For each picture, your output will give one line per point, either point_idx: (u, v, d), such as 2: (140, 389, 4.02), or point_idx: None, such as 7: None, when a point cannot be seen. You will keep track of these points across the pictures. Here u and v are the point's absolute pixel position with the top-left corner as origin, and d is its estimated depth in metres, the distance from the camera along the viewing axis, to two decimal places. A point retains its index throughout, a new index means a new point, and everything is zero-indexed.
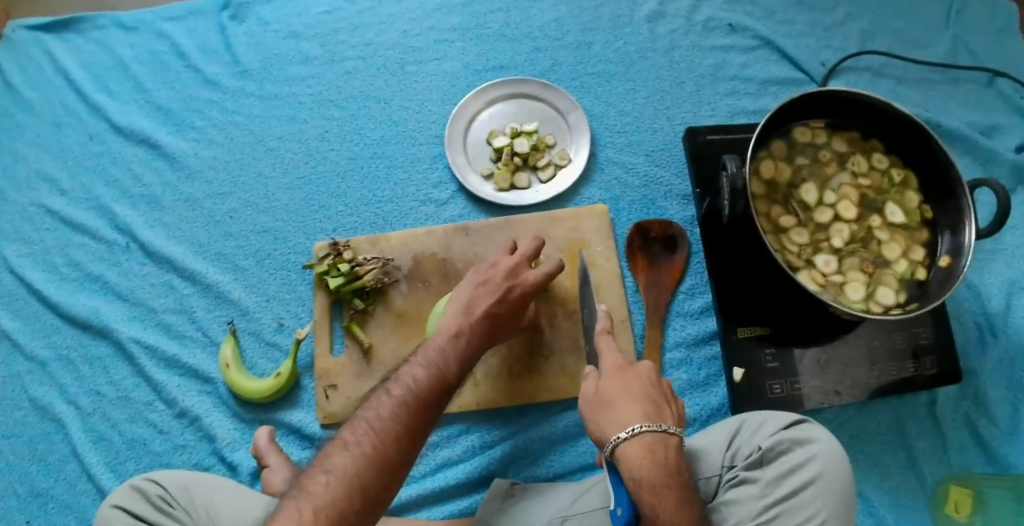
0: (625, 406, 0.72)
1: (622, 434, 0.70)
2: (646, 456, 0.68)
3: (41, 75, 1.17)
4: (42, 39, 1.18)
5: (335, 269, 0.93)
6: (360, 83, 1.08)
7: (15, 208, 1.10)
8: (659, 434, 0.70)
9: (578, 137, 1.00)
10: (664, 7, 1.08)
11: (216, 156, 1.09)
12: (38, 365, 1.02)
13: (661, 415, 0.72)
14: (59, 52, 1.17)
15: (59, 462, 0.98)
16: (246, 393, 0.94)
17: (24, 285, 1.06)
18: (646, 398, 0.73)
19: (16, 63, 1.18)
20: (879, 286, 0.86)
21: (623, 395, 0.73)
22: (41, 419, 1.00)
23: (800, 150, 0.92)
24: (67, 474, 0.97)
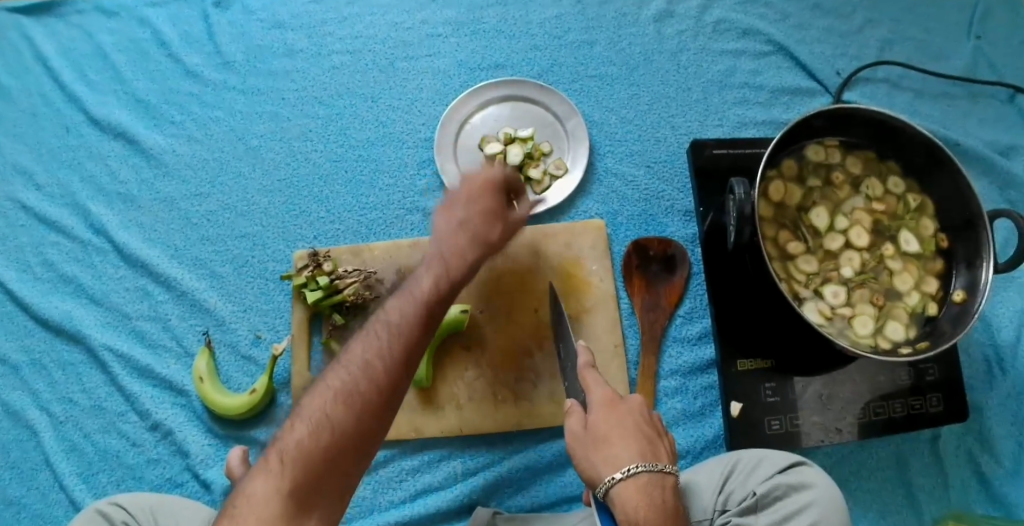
0: (619, 444, 0.65)
1: (617, 474, 0.62)
2: (641, 499, 0.61)
3: (19, 61, 1.10)
4: (22, 23, 1.11)
5: (313, 281, 0.88)
6: (347, 79, 1.01)
7: None
8: (656, 474, 0.63)
9: (575, 145, 0.94)
10: (674, 6, 1.00)
11: (195, 153, 1.02)
12: (10, 368, 0.97)
13: (655, 453, 0.65)
14: (35, 35, 1.10)
15: (31, 471, 0.93)
16: (219, 409, 0.89)
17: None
18: (642, 434, 0.66)
19: None
20: (889, 321, 0.82)
21: (617, 430, 0.66)
22: (13, 425, 0.95)
23: (813, 170, 0.86)
24: (40, 483, 0.93)
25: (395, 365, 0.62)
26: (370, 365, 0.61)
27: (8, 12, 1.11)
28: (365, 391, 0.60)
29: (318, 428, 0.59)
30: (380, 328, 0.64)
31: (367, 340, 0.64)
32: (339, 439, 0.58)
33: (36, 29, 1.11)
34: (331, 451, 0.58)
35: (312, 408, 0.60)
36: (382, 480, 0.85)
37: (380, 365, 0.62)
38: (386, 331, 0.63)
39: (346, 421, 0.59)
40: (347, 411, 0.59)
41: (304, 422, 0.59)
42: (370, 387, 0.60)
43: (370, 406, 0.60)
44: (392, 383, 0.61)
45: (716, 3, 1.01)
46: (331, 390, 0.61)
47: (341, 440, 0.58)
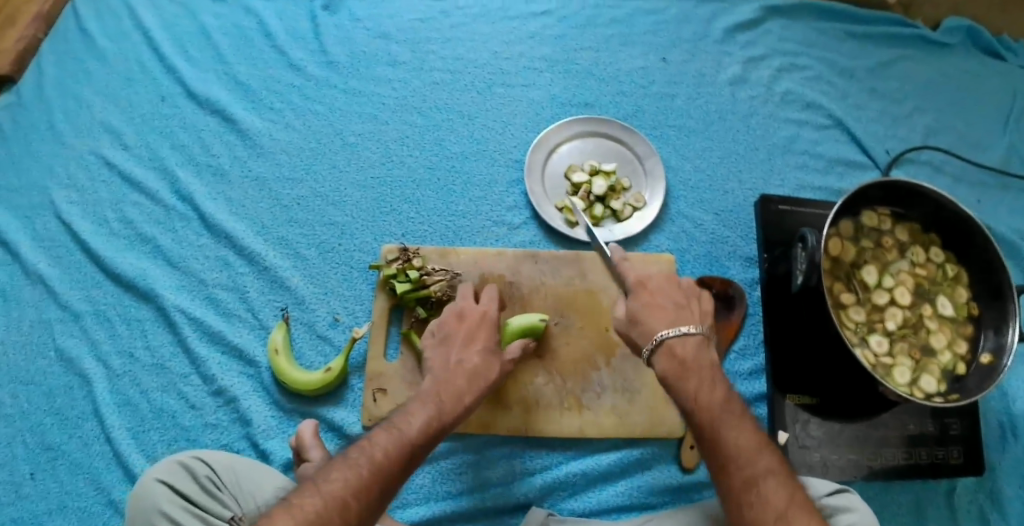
0: (664, 300, 0.78)
1: (677, 329, 0.74)
2: (695, 353, 0.74)
3: (120, 29, 1.19)
4: None
5: (403, 274, 0.94)
6: (446, 95, 1.11)
7: (72, 154, 1.10)
8: (704, 338, 0.76)
9: (653, 183, 1.03)
10: (748, 73, 1.16)
11: (291, 141, 1.09)
12: (71, 315, 1.01)
13: (697, 319, 0.78)
14: (139, 9, 1.20)
15: (76, 420, 0.96)
16: (293, 383, 0.93)
17: (68, 232, 1.05)
18: (683, 307, 0.78)
19: (99, 16, 1.20)
20: (924, 374, 0.89)
21: (667, 289, 0.79)
22: (64, 372, 0.98)
23: (867, 232, 0.95)
24: (83, 433, 0.95)
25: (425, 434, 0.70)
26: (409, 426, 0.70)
27: None
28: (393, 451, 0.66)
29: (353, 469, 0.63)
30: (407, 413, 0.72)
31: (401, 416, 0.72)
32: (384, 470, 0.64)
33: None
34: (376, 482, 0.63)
35: (364, 443, 0.66)
36: (443, 471, 0.90)
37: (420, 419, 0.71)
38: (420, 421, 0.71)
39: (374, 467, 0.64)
40: (389, 455, 0.65)
41: (356, 451, 0.65)
42: (404, 446, 0.67)
43: (404, 451, 0.67)
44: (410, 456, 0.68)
45: (785, 75, 1.16)
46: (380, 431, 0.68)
47: (385, 469, 0.64)
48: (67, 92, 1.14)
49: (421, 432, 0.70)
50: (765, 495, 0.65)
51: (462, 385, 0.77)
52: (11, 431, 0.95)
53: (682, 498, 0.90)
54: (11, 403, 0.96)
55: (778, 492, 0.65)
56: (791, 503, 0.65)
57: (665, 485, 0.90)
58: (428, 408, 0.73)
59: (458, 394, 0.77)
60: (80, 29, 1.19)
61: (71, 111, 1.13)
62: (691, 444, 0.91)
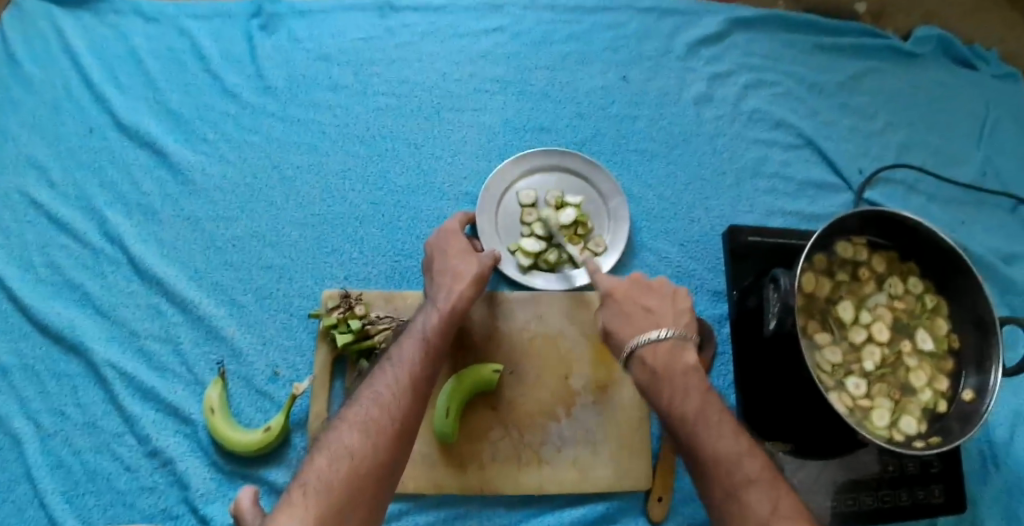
0: (631, 305, 0.75)
1: (647, 337, 0.71)
2: (667, 358, 0.69)
3: (46, 49, 1.09)
4: (52, 11, 1.12)
5: (344, 324, 0.87)
6: (391, 121, 1.04)
7: None
8: (680, 339, 0.71)
9: (615, 226, 0.97)
10: (713, 91, 1.10)
11: (226, 176, 1.01)
12: None
13: (673, 322, 0.73)
14: (67, 29, 1.10)
15: (8, 483, 0.87)
16: (231, 445, 0.85)
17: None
18: (653, 310, 0.74)
19: (21, 33, 1.10)
20: (903, 415, 0.84)
21: (634, 293, 0.76)
22: None
23: (842, 265, 0.89)
24: (16, 498, 0.87)
25: (407, 384, 0.69)
26: (380, 396, 0.67)
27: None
28: (378, 424, 0.65)
29: (338, 458, 0.62)
30: (400, 348, 0.74)
31: (387, 369, 0.71)
32: (361, 467, 0.61)
33: (65, 19, 1.11)
34: (353, 483, 0.60)
35: (330, 445, 0.63)
36: None
37: (391, 388, 0.69)
38: (388, 387, 0.68)
39: (368, 447, 0.63)
40: (367, 450, 0.63)
41: (324, 454, 0.62)
42: (379, 427, 0.65)
43: (387, 442, 0.64)
44: (400, 430, 0.66)
45: (751, 93, 1.11)
46: (348, 424, 0.65)
47: (363, 470, 0.61)
48: None
49: (408, 381, 0.69)
50: (746, 506, 0.58)
51: (433, 322, 0.77)
52: None
53: None
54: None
55: (760, 502, 0.57)
56: (776, 513, 0.57)
57: None
58: (402, 362, 0.72)
59: (426, 329, 0.76)
60: (0, 51, 1.09)
61: None
62: (659, 496, 0.84)
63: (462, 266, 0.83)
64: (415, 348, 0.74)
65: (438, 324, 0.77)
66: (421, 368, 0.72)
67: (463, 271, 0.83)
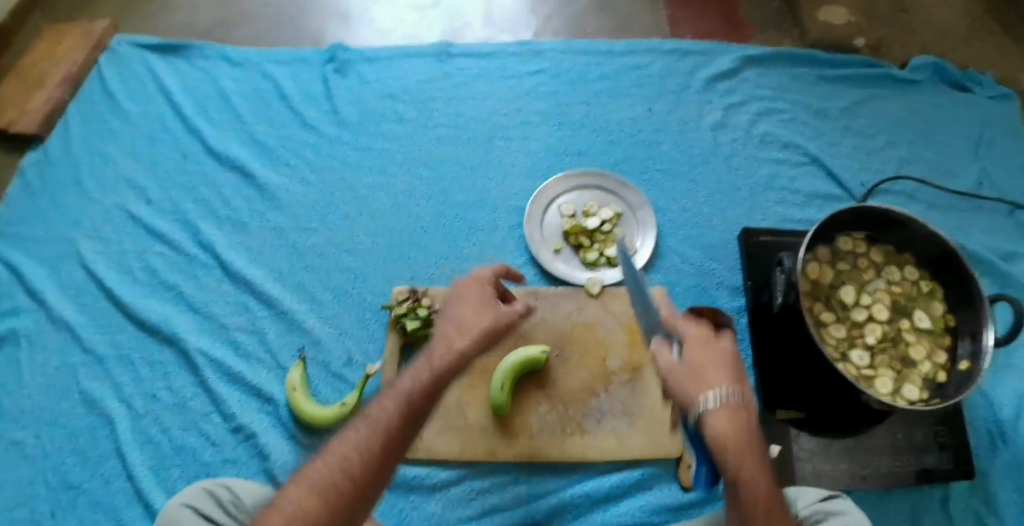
0: (712, 364, 0.68)
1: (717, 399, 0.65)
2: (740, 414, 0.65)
3: (141, 88, 1.30)
4: (147, 57, 1.33)
5: (413, 313, 1.01)
6: (449, 148, 1.21)
7: (99, 208, 1.19)
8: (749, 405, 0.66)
9: (644, 230, 1.11)
10: (727, 119, 1.26)
11: (307, 194, 1.18)
12: (94, 359, 1.08)
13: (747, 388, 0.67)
14: (160, 71, 1.31)
15: (97, 460, 1.01)
16: (308, 418, 0.99)
17: (95, 282, 1.13)
18: (732, 371, 0.67)
19: (121, 77, 1.31)
20: (905, 383, 0.95)
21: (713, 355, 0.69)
22: (86, 413, 1.04)
23: (843, 255, 1.02)
24: (106, 471, 1.00)
25: (373, 444, 0.66)
26: (365, 444, 0.66)
27: (137, 47, 1.35)
28: (333, 491, 0.63)
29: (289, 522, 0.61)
30: (379, 403, 0.70)
31: (356, 426, 0.68)
32: None
33: (158, 62, 1.33)
34: (328, 522, 0.62)
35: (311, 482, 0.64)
36: (454, 497, 0.95)
37: (353, 446, 0.66)
38: (352, 446, 0.66)
39: (318, 512, 0.62)
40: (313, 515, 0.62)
41: (303, 489, 0.64)
42: (356, 469, 0.65)
43: (340, 509, 0.63)
44: (353, 496, 0.64)
45: (762, 119, 1.27)
46: (304, 482, 0.64)
47: None
48: (92, 148, 1.24)
49: (374, 444, 0.66)
50: None
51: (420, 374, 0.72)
52: (35, 470, 1.00)
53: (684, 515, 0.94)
54: (37, 442, 1.02)
55: None
56: None
57: (665, 503, 0.93)
58: (370, 420, 0.68)
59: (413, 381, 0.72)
60: (99, 89, 1.30)
61: (95, 167, 1.22)
62: (689, 463, 0.95)
63: (468, 317, 0.80)
64: (393, 404, 0.69)
65: (424, 378, 0.72)
66: (395, 429, 0.68)
67: (468, 322, 0.80)
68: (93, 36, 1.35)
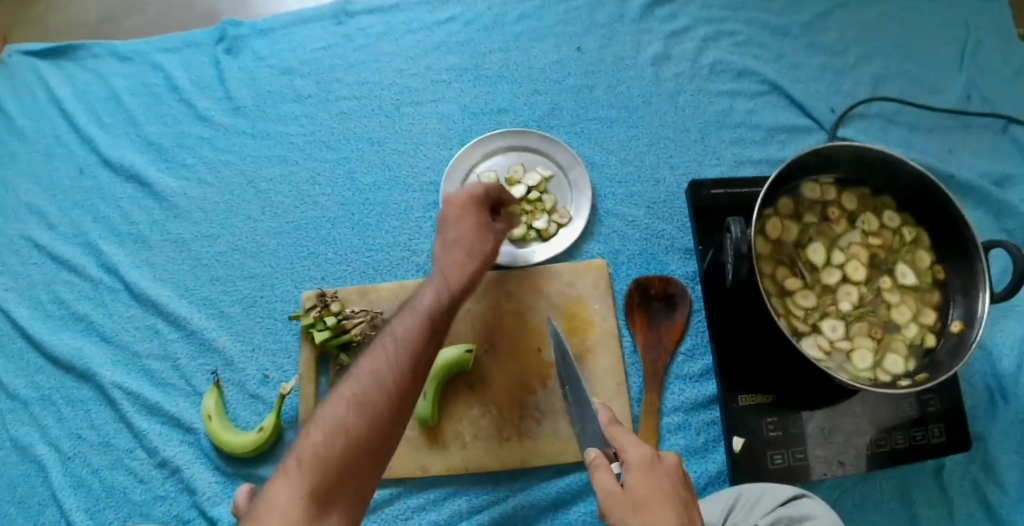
0: (658, 506, 0.59)
1: None
2: (664, 475, 0.62)
3: (36, 103, 1.16)
4: (38, 65, 1.18)
5: (321, 322, 0.90)
6: (354, 123, 1.07)
7: (2, 241, 1.08)
8: None
9: (578, 196, 0.98)
10: (670, 50, 1.10)
11: (206, 196, 1.06)
12: (21, 403, 0.99)
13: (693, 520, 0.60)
14: (53, 79, 1.17)
15: (39, 506, 0.93)
16: (230, 448, 0.89)
17: (10, 321, 1.03)
18: (677, 503, 0.60)
19: (13, 89, 1.17)
20: (887, 353, 0.81)
21: (658, 494, 0.60)
22: (21, 460, 0.96)
23: (809, 207, 0.88)
24: (48, 519, 0.93)
25: (349, 431, 0.65)
26: (377, 384, 0.68)
27: (24, 53, 1.19)
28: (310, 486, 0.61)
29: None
30: (344, 392, 0.68)
31: (327, 416, 0.66)
32: None
33: (49, 68, 1.18)
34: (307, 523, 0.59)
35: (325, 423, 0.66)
36: (387, 518, 0.84)
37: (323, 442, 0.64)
38: (324, 439, 0.64)
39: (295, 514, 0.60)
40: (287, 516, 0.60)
41: (319, 428, 0.65)
42: (360, 403, 0.66)
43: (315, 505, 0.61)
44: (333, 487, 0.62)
45: (712, 46, 1.11)
46: (280, 483, 0.62)
47: None
48: None
49: (348, 433, 0.65)
50: None
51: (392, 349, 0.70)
52: None
53: None
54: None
55: None
56: None
57: None
58: (336, 415, 0.66)
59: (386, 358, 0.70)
60: None
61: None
62: None
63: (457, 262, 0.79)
64: (362, 384, 0.68)
65: (399, 352, 0.70)
66: (372, 410, 0.66)
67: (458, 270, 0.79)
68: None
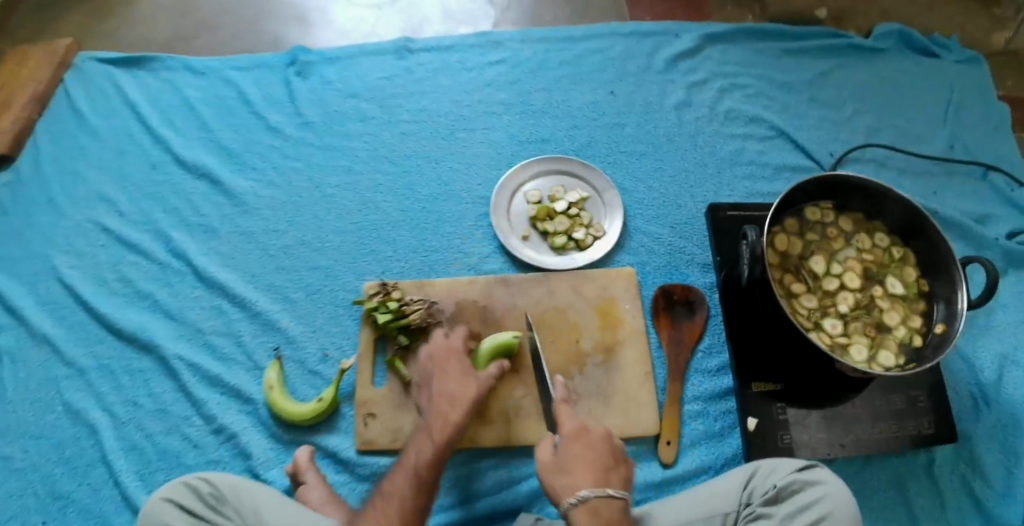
0: (578, 471, 0.76)
1: (573, 500, 0.73)
2: (597, 446, 0.79)
3: (109, 104, 1.29)
4: (111, 72, 1.32)
5: (383, 306, 1.01)
6: (413, 143, 1.21)
7: (71, 223, 1.18)
8: (605, 498, 0.73)
9: (610, 213, 1.13)
10: (691, 98, 1.26)
11: (274, 197, 1.18)
12: (76, 371, 1.07)
13: (617, 481, 0.76)
14: (126, 85, 1.31)
15: (85, 468, 1.01)
16: (291, 416, 0.98)
17: (73, 295, 1.13)
18: (598, 467, 0.76)
19: (85, 89, 1.31)
20: (881, 349, 0.93)
21: (580, 461, 0.77)
22: (73, 424, 1.03)
23: (811, 226, 1.01)
24: (92, 479, 1.00)
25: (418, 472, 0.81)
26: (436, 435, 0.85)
27: (100, 62, 1.34)
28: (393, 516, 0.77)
29: None
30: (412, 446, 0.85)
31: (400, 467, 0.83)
32: None
33: (123, 76, 1.32)
34: None
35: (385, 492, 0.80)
36: None
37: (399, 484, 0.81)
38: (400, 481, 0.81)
39: None
40: None
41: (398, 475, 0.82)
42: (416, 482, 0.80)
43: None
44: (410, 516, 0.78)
45: (726, 96, 1.27)
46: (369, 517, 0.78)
47: None
48: (65, 166, 1.23)
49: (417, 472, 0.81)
50: None
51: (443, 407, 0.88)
52: (22, 483, 1.00)
53: (665, 491, 0.93)
54: (21, 457, 1.01)
55: None
56: None
57: (645, 481, 0.93)
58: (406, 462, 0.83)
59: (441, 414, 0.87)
60: (67, 106, 1.29)
61: (67, 183, 1.22)
62: (667, 440, 0.95)
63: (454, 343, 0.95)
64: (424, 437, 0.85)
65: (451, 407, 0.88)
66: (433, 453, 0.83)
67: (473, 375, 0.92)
68: (55, 53, 1.34)
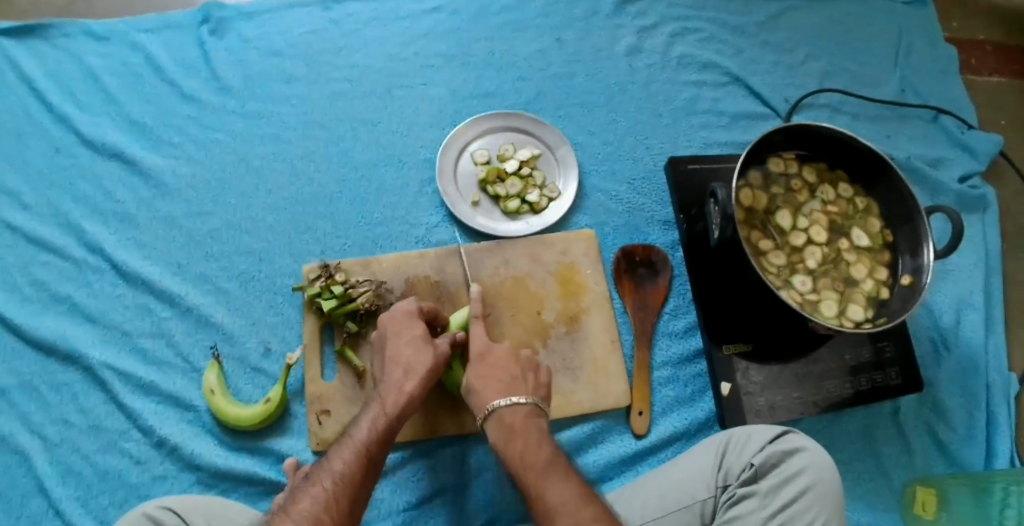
0: (485, 387, 0.78)
1: (491, 406, 0.76)
2: (524, 420, 0.75)
3: (3, 84, 1.11)
4: (3, 46, 1.14)
5: (327, 291, 0.92)
6: (346, 105, 1.11)
7: None
8: (512, 408, 0.75)
9: (566, 171, 1.07)
10: (641, 43, 1.19)
11: (197, 174, 1.06)
12: None
13: (530, 389, 0.78)
14: (20, 59, 1.13)
15: (20, 498, 0.88)
16: (237, 421, 0.89)
17: None
18: (513, 377, 0.78)
19: None
20: (849, 303, 0.91)
21: (488, 376, 0.79)
22: None
23: (776, 179, 0.97)
24: (32, 510, 0.87)
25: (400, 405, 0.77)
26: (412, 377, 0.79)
27: None
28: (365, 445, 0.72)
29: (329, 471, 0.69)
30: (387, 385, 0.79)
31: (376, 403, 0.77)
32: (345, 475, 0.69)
33: (17, 50, 1.14)
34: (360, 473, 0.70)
35: (322, 465, 0.71)
36: (399, 481, 0.89)
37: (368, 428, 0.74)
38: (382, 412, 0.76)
39: (354, 464, 0.70)
40: (348, 467, 0.70)
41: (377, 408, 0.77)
42: (356, 455, 0.71)
43: (363, 460, 0.71)
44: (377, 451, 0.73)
45: (678, 41, 1.21)
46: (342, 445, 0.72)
47: (343, 482, 0.68)
48: None
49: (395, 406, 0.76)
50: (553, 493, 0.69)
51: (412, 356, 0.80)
52: None
53: (641, 463, 0.91)
54: None
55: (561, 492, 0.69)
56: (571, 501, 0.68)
57: (619, 456, 0.90)
58: (382, 409, 0.76)
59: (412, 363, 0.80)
60: None
61: None
62: (639, 410, 0.92)
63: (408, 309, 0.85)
64: (401, 379, 0.79)
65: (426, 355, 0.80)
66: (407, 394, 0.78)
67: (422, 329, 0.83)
68: None
